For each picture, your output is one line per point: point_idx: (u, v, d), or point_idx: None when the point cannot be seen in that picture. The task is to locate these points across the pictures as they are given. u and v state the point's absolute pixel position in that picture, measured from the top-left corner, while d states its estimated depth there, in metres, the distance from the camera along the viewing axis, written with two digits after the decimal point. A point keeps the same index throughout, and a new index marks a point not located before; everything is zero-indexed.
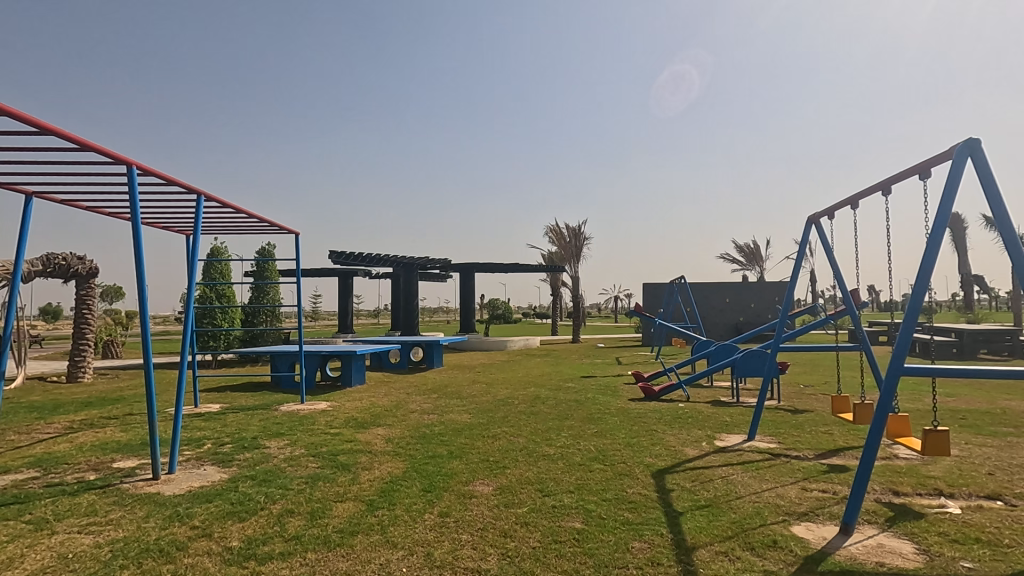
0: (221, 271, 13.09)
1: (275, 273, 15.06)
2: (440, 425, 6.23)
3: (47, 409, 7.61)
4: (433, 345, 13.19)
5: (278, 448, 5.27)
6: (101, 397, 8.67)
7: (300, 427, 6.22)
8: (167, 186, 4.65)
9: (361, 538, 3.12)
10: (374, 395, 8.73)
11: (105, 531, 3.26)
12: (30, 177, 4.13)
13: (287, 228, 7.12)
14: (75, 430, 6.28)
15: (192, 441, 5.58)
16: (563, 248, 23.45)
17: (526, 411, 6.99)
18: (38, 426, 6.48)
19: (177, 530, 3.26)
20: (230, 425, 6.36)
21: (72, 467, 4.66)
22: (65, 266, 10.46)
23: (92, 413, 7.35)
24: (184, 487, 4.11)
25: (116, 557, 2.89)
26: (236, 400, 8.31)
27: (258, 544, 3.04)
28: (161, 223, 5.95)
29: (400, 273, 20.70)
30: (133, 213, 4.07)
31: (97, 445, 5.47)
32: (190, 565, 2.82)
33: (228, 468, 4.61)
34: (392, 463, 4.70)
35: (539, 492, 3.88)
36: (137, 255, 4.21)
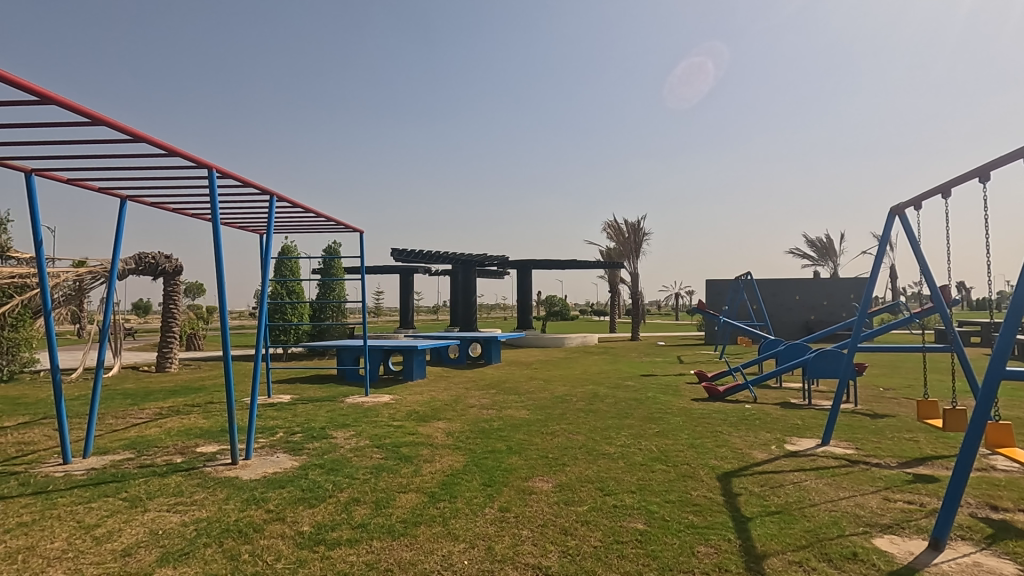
0: (290, 269, 13.78)
1: (341, 271, 15.69)
2: (498, 420, 6.28)
3: (139, 397, 8.25)
4: (491, 341, 13.23)
5: (345, 438, 5.48)
6: (185, 386, 9.32)
7: (364, 419, 6.43)
8: (242, 189, 4.92)
9: (424, 529, 3.19)
10: (435, 389, 8.93)
11: (190, 511, 3.49)
12: (125, 183, 4.47)
13: (351, 227, 7.36)
14: (163, 416, 6.78)
15: (266, 429, 5.88)
16: (622, 244, 23.06)
17: (585, 409, 6.92)
18: (132, 412, 7.05)
19: (253, 513, 3.45)
20: (300, 416, 6.66)
21: (161, 450, 5.04)
22: (153, 265, 11.29)
23: (178, 401, 7.92)
24: (259, 473, 4.34)
25: (200, 535, 3.10)
26: (305, 392, 8.71)
27: (327, 530, 3.17)
28: (238, 223, 6.32)
29: (459, 272, 20.96)
30: (214, 216, 4.32)
31: (182, 431, 5.88)
32: (266, 547, 2.97)
33: (300, 456, 4.84)
34: (453, 456, 4.78)
35: (600, 491, 3.82)
36: (217, 251, 4.46)
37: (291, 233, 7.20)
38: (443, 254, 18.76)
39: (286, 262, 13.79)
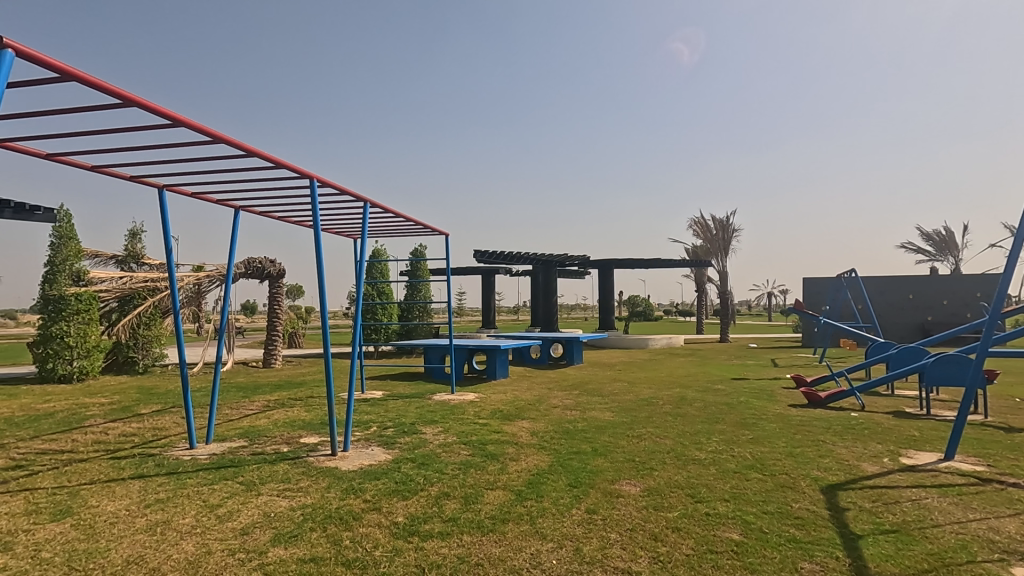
0: (380, 271, 14.49)
1: (426, 272, 16.27)
2: (582, 421, 6.24)
3: (251, 390, 9.04)
4: (573, 341, 13.17)
5: (433, 434, 5.68)
6: (289, 381, 10.08)
7: (451, 416, 6.63)
8: (339, 198, 5.23)
9: (512, 526, 3.23)
10: (518, 388, 9.03)
11: (297, 497, 3.77)
12: (240, 196, 4.90)
13: (437, 230, 7.60)
14: (271, 408, 7.38)
15: (362, 423, 6.22)
16: (709, 242, 22.11)
17: (672, 412, 6.71)
18: (245, 403, 7.73)
19: (352, 502, 3.67)
20: (391, 411, 6.99)
21: (270, 439, 5.49)
22: (260, 269, 12.29)
23: (283, 394, 8.58)
24: (357, 464, 4.60)
25: (307, 520, 3.33)
26: (395, 388, 9.12)
27: (420, 522, 3.30)
28: (335, 229, 6.73)
29: (540, 272, 21.05)
30: (315, 223, 4.62)
31: (288, 422, 6.37)
32: (365, 534, 3.14)
33: (392, 450, 5.08)
34: (538, 456, 4.81)
35: (691, 498, 3.69)
36: (317, 257, 4.77)
37: (382, 237, 7.57)
38: (524, 255, 18.93)
39: (377, 265, 14.51)
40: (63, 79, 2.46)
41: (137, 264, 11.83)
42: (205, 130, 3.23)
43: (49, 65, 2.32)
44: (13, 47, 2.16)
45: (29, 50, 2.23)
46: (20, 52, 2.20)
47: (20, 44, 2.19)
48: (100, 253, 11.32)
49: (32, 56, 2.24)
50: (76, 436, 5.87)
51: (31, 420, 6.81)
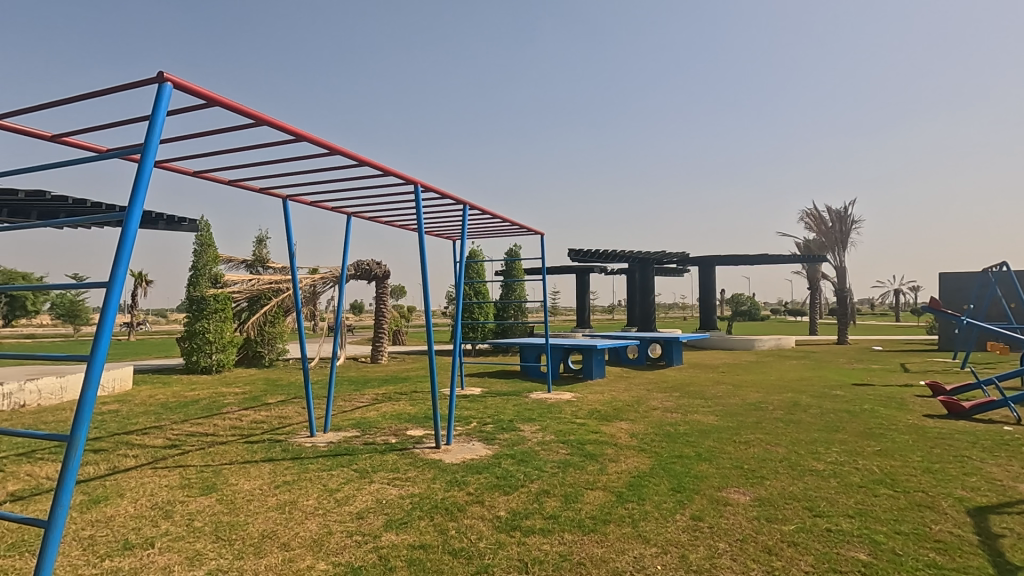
0: (477, 271, 14.90)
1: (521, 272, 16.48)
2: (684, 425, 6.00)
3: (361, 384, 9.68)
4: (672, 342, 12.71)
5: (531, 432, 5.74)
6: (394, 376, 10.67)
7: (548, 414, 6.67)
8: (441, 202, 5.44)
9: (614, 528, 3.19)
10: (615, 389, 8.88)
11: (406, 486, 3.98)
12: (352, 204, 5.26)
13: (533, 230, 7.66)
14: (379, 401, 7.86)
15: (463, 419, 6.44)
16: (824, 235, 20.36)
17: (784, 419, 6.27)
18: (356, 396, 8.30)
19: (456, 494, 3.81)
20: (490, 408, 7.17)
21: (380, 431, 5.85)
22: (367, 270, 13.10)
23: (390, 388, 9.10)
24: (459, 458, 4.77)
25: (415, 509, 3.50)
26: (493, 386, 9.34)
27: (522, 517, 3.36)
28: (437, 231, 7.01)
29: (636, 270, 20.53)
30: (419, 227, 4.82)
31: (395, 415, 6.75)
32: (470, 526, 3.25)
33: (492, 445, 5.21)
34: (638, 458, 4.70)
35: (808, 511, 3.42)
36: (421, 259, 4.96)
37: (480, 238, 7.77)
38: (620, 253, 18.56)
39: (474, 265, 14.93)
40: (208, 105, 2.75)
41: (263, 268, 13.08)
42: (324, 144, 3.47)
43: (198, 94, 2.62)
44: (171, 80, 2.47)
45: (184, 82, 2.53)
46: (178, 85, 2.50)
47: (177, 77, 2.50)
48: (233, 258, 12.67)
49: (187, 87, 2.55)
50: (217, 421, 6.62)
51: (182, 406, 7.77)
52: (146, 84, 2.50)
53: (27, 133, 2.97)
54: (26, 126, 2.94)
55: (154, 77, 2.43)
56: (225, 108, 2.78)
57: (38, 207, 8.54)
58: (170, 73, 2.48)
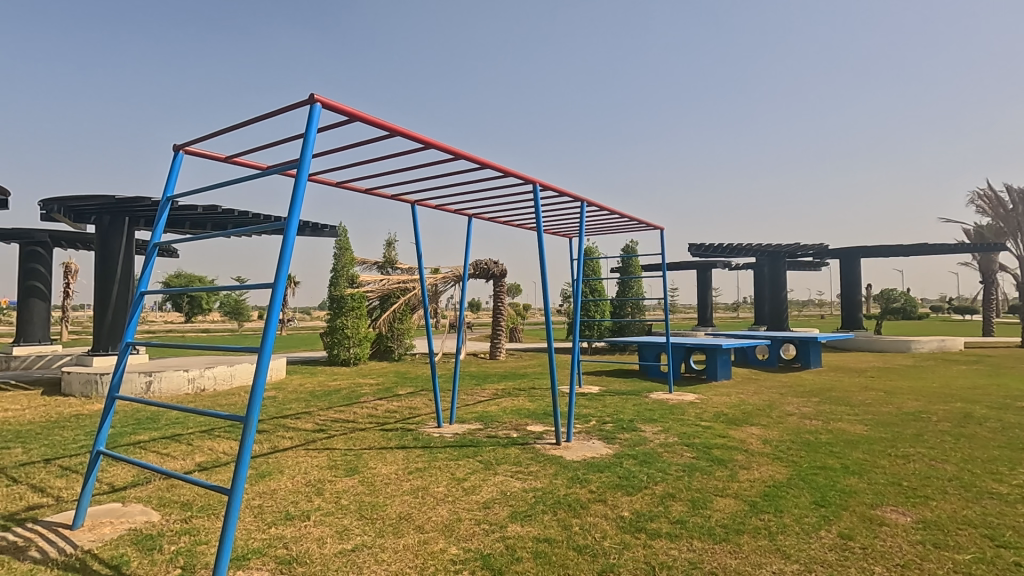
0: (593, 268, 14.77)
1: (638, 269, 16.06)
2: (827, 433, 5.47)
3: (481, 379, 10.05)
4: (809, 342, 11.63)
5: (653, 433, 5.58)
6: (513, 372, 10.94)
7: (671, 416, 6.43)
8: (558, 201, 5.45)
9: (749, 539, 3.00)
10: (743, 391, 8.32)
11: (529, 480, 4.07)
12: (473, 206, 5.47)
13: (652, 225, 7.42)
14: (500, 396, 8.11)
15: (582, 416, 6.42)
16: (1001, 219, 17.39)
17: (953, 432, 5.46)
18: (478, 390, 8.63)
19: (579, 491, 3.81)
20: (609, 406, 7.08)
21: (501, 425, 6.03)
22: (486, 269, 13.54)
23: (509, 384, 9.34)
24: (580, 455, 4.77)
25: (538, 503, 3.57)
26: (611, 384, 9.20)
27: (647, 519, 3.28)
28: (554, 230, 7.04)
29: (765, 265, 19.06)
30: (538, 227, 4.86)
31: (515, 410, 6.92)
32: (593, 524, 3.24)
33: (613, 445, 5.14)
34: (773, 466, 4.37)
35: (989, 540, 2.95)
36: (541, 259, 5.00)
37: (597, 235, 7.69)
38: (746, 247, 17.35)
39: (589, 263, 14.82)
40: (350, 121, 3.01)
41: (392, 268, 14.07)
42: (449, 150, 3.64)
43: (342, 112, 2.87)
44: (321, 101, 2.74)
45: (331, 102, 2.80)
46: (326, 104, 2.77)
47: (325, 98, 2.77)
48: (367, 260, 13.79)
49: (333, 106, 2.81)
50: (356, 409, 7.27)
51: (326, 394, 8.63)
52: (300, 106, 2.80)
53: (208, 157, 3.47)
54: (207, 150, 3.44)
55: (307, 99, 2.71)
56: (364, 123, 3.02)
57: (212, 220, 9.94)
58: (319, 95, 2.75)
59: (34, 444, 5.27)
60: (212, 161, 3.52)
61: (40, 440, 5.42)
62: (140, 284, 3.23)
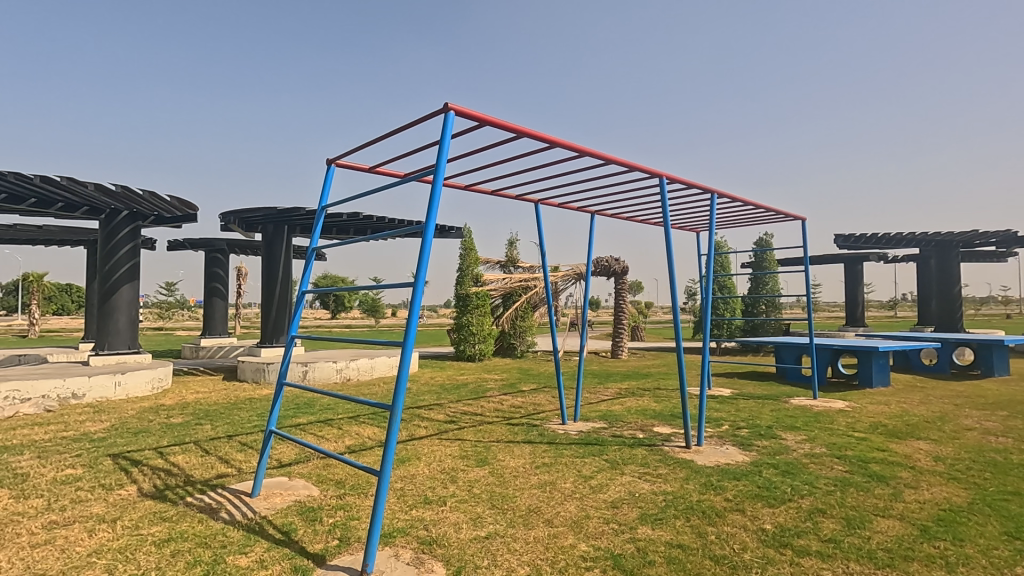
0: (722, 264, 13.91)
1: (774, 263, 14.83)
2: (1021, 454, 4.62)
3: (604, 377, 9.93)
4: (992, 346, 9.91)
5: (796, 441, 5.12)
6: (636, 372, 10.66)
7: (817, 424, 5.85)
8: (686, 194, 5.20)
9: (920, 569, 2.63)
10: (906, 401, 7.32)
11: (658, 483, 3.94)
12: (597, 203, 5.40)
13: (793, 215, 6.78)
14: (623, 395, 7.95)
15: (713, 420, 6.07)
16: None
17: None
18: (601, 389, 8.55)
19: (713, 498, 3.62)
20: (744, 411, 6.62)
21: (627, 425, 5.91)
22: (607, 266, 13.32)
23: (633, 384, 9.12)
24: (713, 461, 4.52)
25: (670, 507, 3.45)
26: (744, 388, 8.60)
27: (793, 535, 3.02)
28: (681, 224, 6.73)
29: (932, 257, 16.61)
30: (665, 222, 4.67)
31: (641, 410, 6.74)
32: (731, 534, 3.05)
33: (749, 452, 4.80)
34: (949, 488, 3.79)
35: None
36: (668, 254, 4.79)
37: (729, 229, 7.22)
38: (906, 236, 15.26)
39: (718, 258, 13.99)
40: (480, 126, 3.13)
41: (514, 267, 14.41)
42: (574, 148, 3.63)
43: (473, 118, 3.00)
44: (454, 109, 2.88)
45: (463, 109, 2.94)
46: (459, 112, 2.92)
47: (458, 106, 2.91)
48: (490, 259, 14.28)
49: (465, 113, 2.95)
50: (483, 403, 7.55)
51: (455, 388, 9.07)
52: (436, 116, 2.97)
53: (355, 169, 3.82)
54: (355, 162, 3.79)
55: (442, 109, 2.87)
56: (493, 126, 3.12)
57: (355, 225, 10.93)
58: (453, 103, 2.90)
59: (219, 422, 6.18)
60: (358, 172, 3.87)
61: (224, 419, 6.34)
62: (302, 285, 3.64)
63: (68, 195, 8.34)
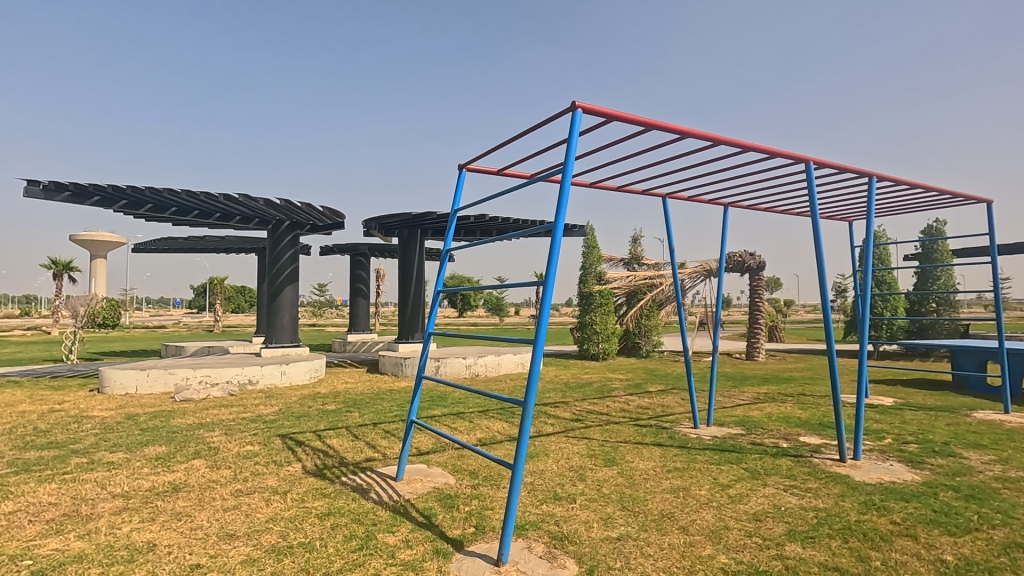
0: (880, 257, 12.33)
1: (948, 255, 12.81)
2: None
3: (739, 381, 9.30)
4: None
5: (983, 462, 4.37)
6: (777, 375, 9.83)
7: (1010, 443, 4.94)
8: (837, 180, 4.67)
9: None
10: None
11: (807, 497, 3.60)
12: (732, 195, 5.05)
13: (976, 198, 5.79)
14: (762, 401, 7.37)
15: (873, 433, 5.40)
16: None
17: None
18: (736, 393, 8.01)
19: (876, 519, 3.22)
20: (911, 424, 5.80)
21: (768, 432, 5.47)
22: (741, 262, 12.44)
23: (772, 388, 8.42)
24: (874, 478, 4.02)
25: (823, 525, 3.13)
26: (911, 397, 7.54)
27: (984, 571, 2.58)
28: (831, 214, 6.06)
29: None
30: (813, 212, 4.24)
31: (783, 418, 6.20)
32: (901, 562, 2.69)
33: (920, 470, 4.20)
34: None
35: None
36: (818, 248, 4.35)
37: (890, 216, 6.36)
38: None
39: (875, 250, 12.42)
40: (608, 123, 3.08)
41: (639, 265, 14.03)
42: (710, 138, 3.43)
43: (602, 114, 2.97)
44: (582, 107, 2.87)
45: (591, 106, 2.91)
46: (587, 109, 2.90)
47: (586, 103, 2.89)
48: (614, 257, 14.05)
49: (594, 109, 2.92)
50: (609, 403, 7.45)
51: (580, 387, 9.06)
52: (563, 115, 2.98)
53: (485, 172, 3.96)
54: (484, 166, 3.94)
55: (570, 107, 2.88)
56: (622, 121, 3.06)
57: (481, 227, 11.37)
58: (580, 101, 2.89)
59: (366, 410, 6.78)
60: (487, 175, 4.02)
61: (370, 408, 6.94)
62: (437, 284, 3.86)
63: (243, 210, 9.68)
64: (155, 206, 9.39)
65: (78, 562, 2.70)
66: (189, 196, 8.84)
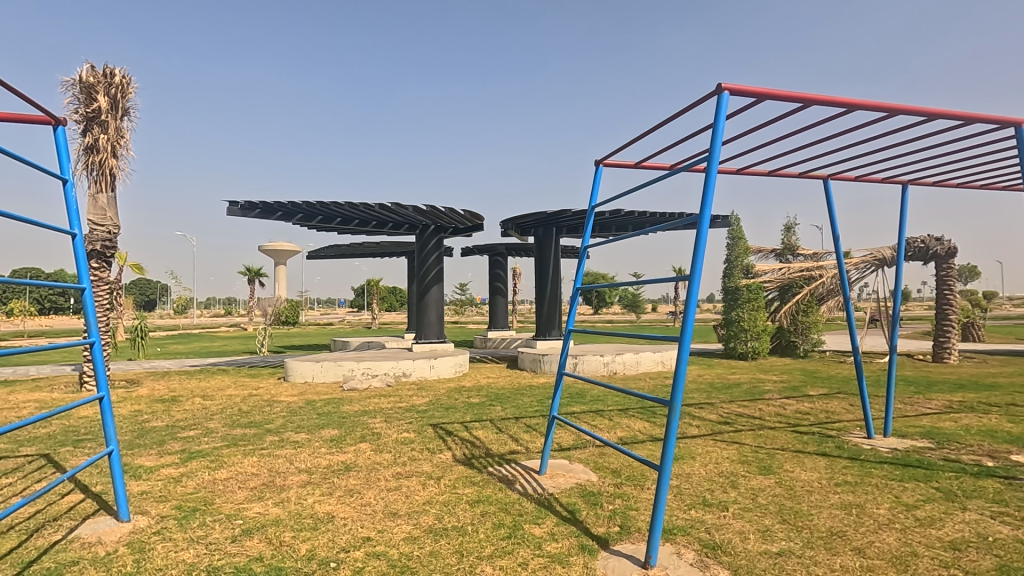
0: None
1: None
2: None
3: (923, 386, 8.03)
4: None
5: None
6: (975, 381, 8.31)
7: None
8: None
9: None
10: None
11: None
12: (912, 171, 4.36)
13: None
14: (956, 410, 6.28)
15: None
16: None
17: None
18: (920, 400, 6.92)
19: None
20: None
21: (966, 448, 4.64)
22: (923, 249, 10.70)
23: (969, 396, 7.14)
24: None
25: None
26: None
27: None
28: None
29: None
30: None
31: (987, 431, 5.21)
32: None
33: None
34: None
35: None
36: None
37: None
38: None
39: None
40: (759, 103, 2.84)
41: (794, 255, 12.73)
42: (885, 107, 3.00)
43: (752, 93, 2.74)
44: (729, 88, 2.69)
45: (740, 86, 2.71)
46: (734, 90, 2.70)
47: (734, 84, 2.70)
48: (763, 248, 12.92)
49: (742, 89, 2.72)
50: (761, 406, 6.88)
51: (727, 388, 8.48)
52: (708, 100, 2.82)
53: (623, 166, 3.89)
54: (622, 160, 3.87)
55: (715, 90, 2.71)
56: (775, 99, 2.80)
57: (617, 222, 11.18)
58: (727, 82, 2.70)
59: (507, 404, 7.03)
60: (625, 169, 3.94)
61: (511, 402, 7.19)
62: (576, 282, 3.87)
63: (395, 217, 10.59)
64: (324, 217, 10.66)
65: (275, 525, 3.17)
66: (351, 207, 9.89)
